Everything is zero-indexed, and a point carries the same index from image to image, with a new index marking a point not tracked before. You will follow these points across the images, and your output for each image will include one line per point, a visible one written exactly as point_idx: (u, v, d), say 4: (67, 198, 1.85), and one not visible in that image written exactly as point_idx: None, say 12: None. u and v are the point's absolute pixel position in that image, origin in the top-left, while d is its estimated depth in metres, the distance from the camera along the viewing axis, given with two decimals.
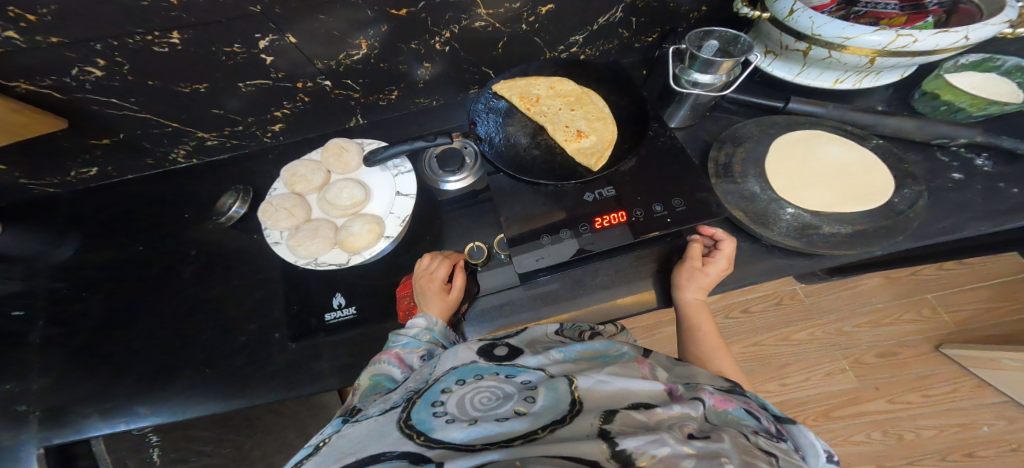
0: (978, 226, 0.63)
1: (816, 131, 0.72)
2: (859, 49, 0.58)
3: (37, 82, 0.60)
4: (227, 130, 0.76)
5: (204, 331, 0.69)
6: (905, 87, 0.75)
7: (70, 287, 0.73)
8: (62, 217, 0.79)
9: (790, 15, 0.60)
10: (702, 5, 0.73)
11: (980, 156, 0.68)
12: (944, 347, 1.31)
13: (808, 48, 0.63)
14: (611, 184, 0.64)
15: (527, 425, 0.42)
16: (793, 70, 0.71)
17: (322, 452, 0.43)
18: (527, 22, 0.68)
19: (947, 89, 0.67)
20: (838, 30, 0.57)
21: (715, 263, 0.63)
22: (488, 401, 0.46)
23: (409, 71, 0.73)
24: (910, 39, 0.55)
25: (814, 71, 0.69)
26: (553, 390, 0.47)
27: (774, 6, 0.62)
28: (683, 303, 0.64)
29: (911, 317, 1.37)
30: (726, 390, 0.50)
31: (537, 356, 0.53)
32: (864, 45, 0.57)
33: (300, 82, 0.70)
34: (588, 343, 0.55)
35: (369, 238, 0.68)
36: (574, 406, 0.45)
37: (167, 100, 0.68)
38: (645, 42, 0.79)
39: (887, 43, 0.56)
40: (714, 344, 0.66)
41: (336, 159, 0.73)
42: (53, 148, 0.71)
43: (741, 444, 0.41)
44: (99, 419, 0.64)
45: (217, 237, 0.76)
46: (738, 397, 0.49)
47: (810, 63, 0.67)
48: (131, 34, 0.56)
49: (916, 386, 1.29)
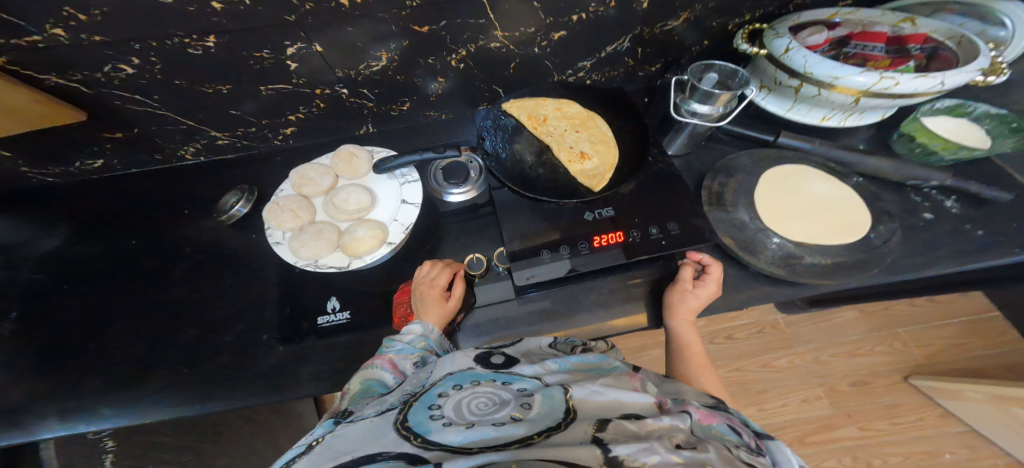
0: (945, 264, 0.67)
1: (803, 165, 0.76)
2: (847, 89, 0.63)
3: (67, 76, 0.61)
4: (240, 132, 0.77)
5: (190, 329, 0.67)
6: (887, 127, 0.79)
7: (59, 276, 0.72)
8: (58, 206, 0.78)
9: (786, 52, 0.65)
10: (704, 40, 0.76)
11: (950, 198, 0.72)
12: (912, 378, 1.34)
13: (800, 85, 0.67)
14: (609, 206, 0.67)
15: (523, 431, 0.42)
16: (785, 105, 0.74)
17: (315, 451, 0.43)
18: (540, 46, 0.72)
19: (922, 132, 0.72)
20: (829, 69, 0.61)
21: (706, 286, 0.65)
22: (485, 406, 0.47)
23: (422, 85, 0.75)
24: (892, 81, 0.59)
25: (804, 107, 0.73)
26: (548, 398, 0.47)
27: (771, 43, 0.66)
28: (675, 325, 0.65)
29: (885, 348, 1.41)
30: (712, 406, 0.51)
31: (532, 365, 0.54)
32: (852, 85, 0.61)
33: (317, 88, 0.71)
34: (583, 356, 0.56)
35: (372, 244, 0.68)
36: (569, 413, 0.45)
37: (188, 99, 0.69)
38: (648, 71, 0.82)
39: (872, 84, 0.60)
40: (702, 363, 0.67)
41: (346, 164, 0.74)
42: (61, 139, 0.71)
43: (725, 457, 0.42)
44: (67, 418, 0.61)
45: (214, 235, 0.75)
46: (722, 413, 0.50)
47: (801, 100, 0.71)
48: (170, 37, 0.58)
49: (886, 414, 1.32)
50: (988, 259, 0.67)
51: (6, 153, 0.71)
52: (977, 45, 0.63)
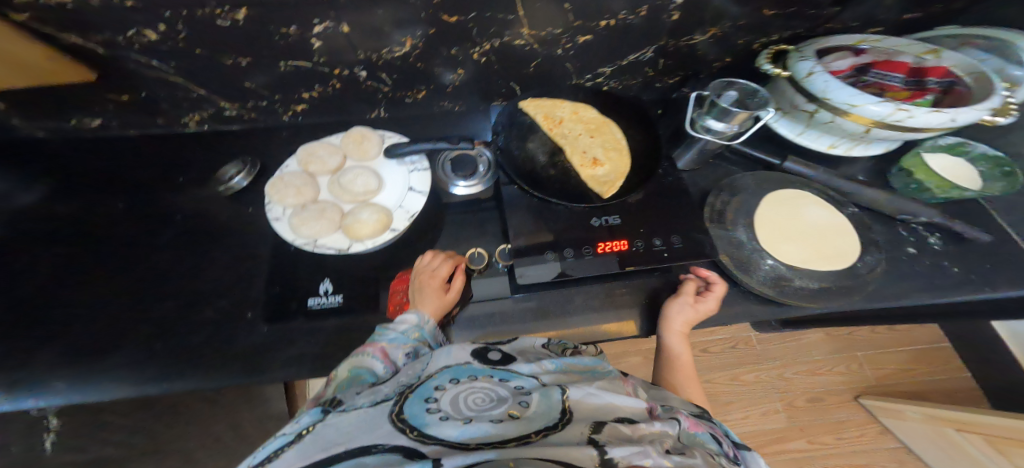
0: (919, 295, 0.69)
1: (804, 191, 0.77)
2: (861, 118, 0.62)
3: (89, 38, 0.59)
4: (250, 104, 0.75)
5: (171, 300, 0.65)
6: (887, 161, 0.81)
7: (43, 235, 0.69)
8: (46, 162, 0.74)
9: (808, 76, 0.64)
10: (727, 56, 0.77)
11: (933, 235, 0.74)
12: (861, 397, 1.39)
13: (816, 110, 0.67)
14: (618, 214, 0.67)
15: (520, 429, 0.42)
16: (796, 129, 0.74)
17: (305, 440, 0.41)
18: (564, 47, 0.71)
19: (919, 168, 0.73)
20: (847, 96, 0.61)
21: (706, 302, 0.65)
22: (481, 401, 0.46)
23: (441, 75, 0.74)
24: (906, 114, 0.59)
25: (815, 133, 0.73)
26: (546, 397, 0.47)
27: (795, 66, 0.66)
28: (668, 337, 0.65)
29: (843, 369, 1.44)
30: (698, 416, 0.52)
31: (529, 364, 0.54)
32: (867, 114, 0.61)
33: (337, 68, 0.69)
34: (577, 358, 0.57)
35: (375, 228, 0.67)
36: (565, 414, 0.45)
37: (204, 67, 0.66)
38: (665, 83, 0.82)
39: (886, 114, 0.60)
40: (690, 377, 0.68)
41: (355, 146, 0.72)
42: (58, 95, 0.67)
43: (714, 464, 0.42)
44: (29, 381, 0.58)
45: (207, 205, 0.73)
46: (707, 424, 0.51)
47: (813, 125, 0.71)
48: (203, 6, 0.56)
49: (833, 429, 1.36)
50: (958, 294, 0.69)
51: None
52: (991, 84, 0.61)
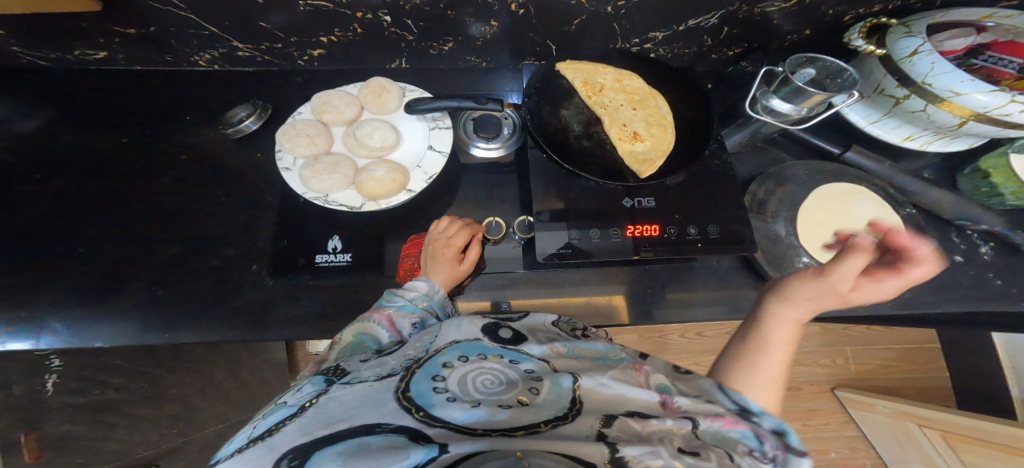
0: (955, 306, 0.64)
1: (861, 186, 0.68)
2: (959, 107, 0.53)
3: None
4: (265, 46, 0.69)
5: (174, 246, 0.63)
6: (957, 160, 0.72)
7: (50, 170, 0.67)
8: (48, 93, 0.70)
9: (911, 55, 0.53)
10: (805, 30, 0.66)
11: (986, 243, 0.68)
12: (837, 389, 1.34)
13: (906, 96, 0.57)
14: (653, 196, 0.61)
15: (529, 418, 0.39)
16: (869, 117, 0.66)
17: (307, 413, 0.39)
18: (615, 6, 0.62)
19: (999, 170, 0.64)
20: (954, 82, 0.51)
21: (885, 278, 0.48)
22: (491, 384, 0.42)
23: (472, 26, 0.66)
24: (1019, 108, 0.49)
25: (891, 122, 0.64)
26: (557, 385, 0.42)
27: (896, 43, 0.55)
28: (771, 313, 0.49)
29: (827, 361, 1.38)
30: (740, 413, 0.41)
31: (541, 346, 0.49)
32: (968, 104, 0.51)
33: (360, 11, 0.62)
34: (589, 343, 0.51)
35: (391, 188, 0.62)
36: (574, 404, 0.40)
37: (216, 2, 0.59)
38: (723, 55, 0.74)
39: (994, 107, 0.50)
40: (785, 358, 0.47)
41: (374, 97, 0.67)
42: (59, 23, 0.62)
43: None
44: (33, 316, 0.58)
45: (212, 149, 0.69)
46: (748, 424, 0.41)
47: (894, 114, 0.62)
48: None
49: (801, 415, 1.33)
50: (996, 308, 0.64)
51: None
52: None
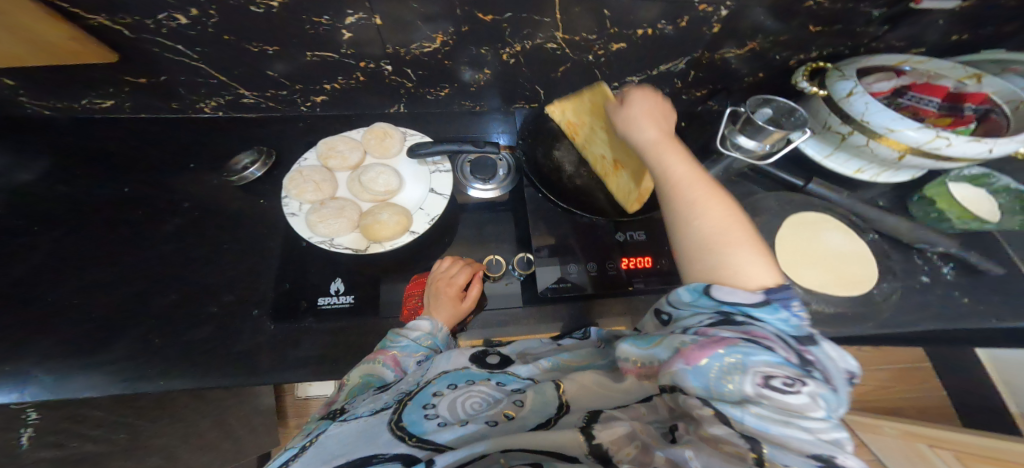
0: (927, 324, 0.68)
1: (828, 216, 0.77)
2: (896, 143, 0.59)
3: (115, 18, 0.56)
4: (270, 93, 0.73)
5: (173, 294, 0.65)
6: (909, 187, 0.79)
7: (53, 217, 0.68)
8: (55, 144, 0.73)
9: (848, 96, 0.61)
10: (760, 71, 0.74)
11: (947, 264, 0.72)
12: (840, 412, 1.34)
13: (850, 133, 0.64)
14: (643, 229, 0.67)
15: (512, 430, 0.41)
16: (823, 152, 0.72)
17: (308, 453, 0.41)
18: (596, 55, 0.69)
19: (943, 198, 0.71)
20: (887, 120, 0.58)
21: (642, 103, 0.59)
22: (478, 406, 0.45)
23: (466, 73, 0.72)
24: (945, 142, 0.56)
25: (842, 157, 0.70)
26: (540, 393, 0.45)
27: (834, 86, 0.63)
28: (676, 194, 0.50)
29: None
30: (721, 323, 0.41)
31: (527, 365, 0.51)
32: (903, 139, 0.58)
33: (363, 61, 0.67)
34: (576, 351, 0.53)
35: (395, 230, 0.65)
36: (562, 409, 0.44)
37: (229, 54, 0.64)
38: (692, 96, 0.81)
39: (924, 142, 0.57)
40: (726, 218, 0.47)
41: (377, 142, 0.71)
42: (75, 75, 0.65)
43: (714, 436, 0.36)
44: (36, 365, 0.58)
45: (216, 193, 0.72)
46: (735, 332, 0.39)
47: (843, 148, 0.68)
48: None
49: None
50: (965, 325, 0.68)
51: (11, 82, 0.65)
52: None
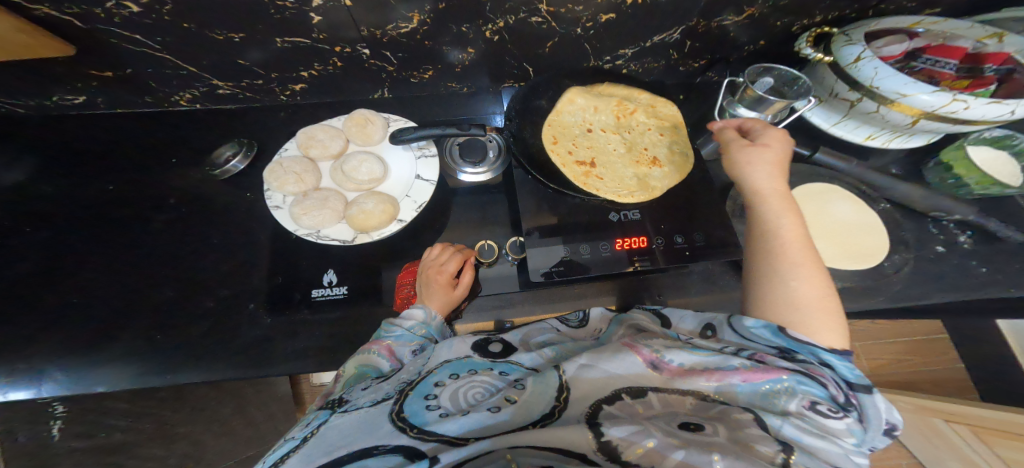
0: (944, 296, 0.65)
1: (833, 185, 0.73)
2: (907, 108, 0.55)
3: (61, 8, 0.54)
4: (246, 83, 0.71)
5: (164, 289, 0.65)
6: (924, 153, 0.74)
7: (40, 216, 0.68)
8: (39, 143, 0.72)
9: (855, 62, 0.57)
10: (760, 40, 0.70)
11: (964, 233, 0.69)
12: None
13: (858, 99, 0.60)
14: (638, 209, 0.64)
15: (516, 418, 0.39)
16: (830, 119, 0.69)
17: (308, 445, 0.40)
18: (584, 27, 0.65)
19: (961, 162, 0.67)
20: (899, 84, 0.54)
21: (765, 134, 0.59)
22: (481, 396, 0.44)
23: (449, 53, 0.69)
24: (963, 105, 0.52)
25: (852, 123, 0.66)
26: (541, 380, 0.43)
27: (840, 50, 0.58)
28: (776, 245, 0.52)
29: None
30: (779, 356, 0.41)
31: (530, 354, 0.49)
32: (916, 104, 0.54)
33: (338, 46, 0.64)
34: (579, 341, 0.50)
35: (381, 219, 0.63)
36: (561, 395, 0.40)
37: (195, 44, 0.62)
38: (690, 67, 0.77)
39: (939, 105, 0.53)
40: (817, 287, 0.48)
41: (359, 129, 0.69)
42: (40, 70, 0.64)
43: (749, 435, 0.35)
44: (32, 363, 0.59)
45: (200, 187, 0.71)
46: (791, 365, 0.40)
47: (851, 115, 0.64)
48: None
49: None
50: (985, 295, 0.64)
51: None
52: None
